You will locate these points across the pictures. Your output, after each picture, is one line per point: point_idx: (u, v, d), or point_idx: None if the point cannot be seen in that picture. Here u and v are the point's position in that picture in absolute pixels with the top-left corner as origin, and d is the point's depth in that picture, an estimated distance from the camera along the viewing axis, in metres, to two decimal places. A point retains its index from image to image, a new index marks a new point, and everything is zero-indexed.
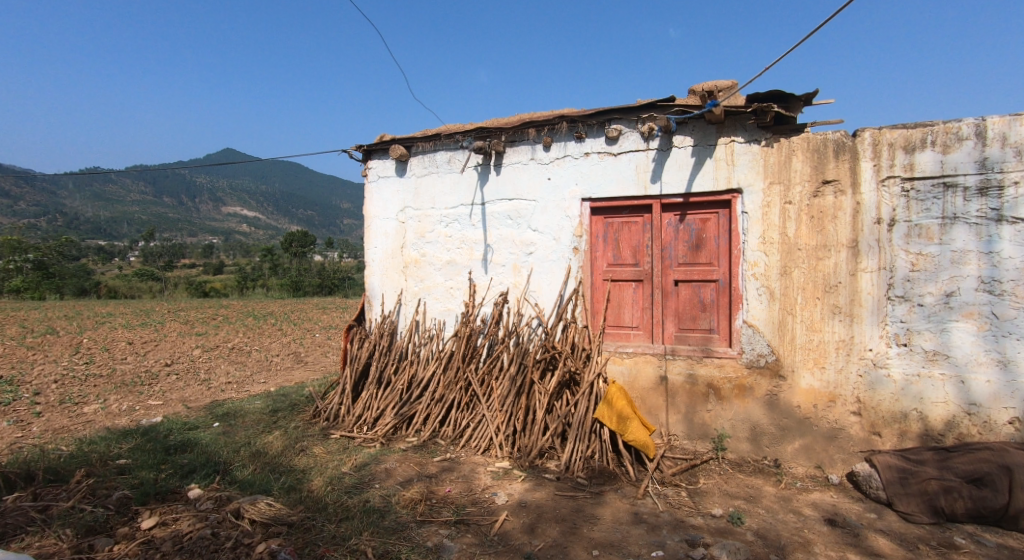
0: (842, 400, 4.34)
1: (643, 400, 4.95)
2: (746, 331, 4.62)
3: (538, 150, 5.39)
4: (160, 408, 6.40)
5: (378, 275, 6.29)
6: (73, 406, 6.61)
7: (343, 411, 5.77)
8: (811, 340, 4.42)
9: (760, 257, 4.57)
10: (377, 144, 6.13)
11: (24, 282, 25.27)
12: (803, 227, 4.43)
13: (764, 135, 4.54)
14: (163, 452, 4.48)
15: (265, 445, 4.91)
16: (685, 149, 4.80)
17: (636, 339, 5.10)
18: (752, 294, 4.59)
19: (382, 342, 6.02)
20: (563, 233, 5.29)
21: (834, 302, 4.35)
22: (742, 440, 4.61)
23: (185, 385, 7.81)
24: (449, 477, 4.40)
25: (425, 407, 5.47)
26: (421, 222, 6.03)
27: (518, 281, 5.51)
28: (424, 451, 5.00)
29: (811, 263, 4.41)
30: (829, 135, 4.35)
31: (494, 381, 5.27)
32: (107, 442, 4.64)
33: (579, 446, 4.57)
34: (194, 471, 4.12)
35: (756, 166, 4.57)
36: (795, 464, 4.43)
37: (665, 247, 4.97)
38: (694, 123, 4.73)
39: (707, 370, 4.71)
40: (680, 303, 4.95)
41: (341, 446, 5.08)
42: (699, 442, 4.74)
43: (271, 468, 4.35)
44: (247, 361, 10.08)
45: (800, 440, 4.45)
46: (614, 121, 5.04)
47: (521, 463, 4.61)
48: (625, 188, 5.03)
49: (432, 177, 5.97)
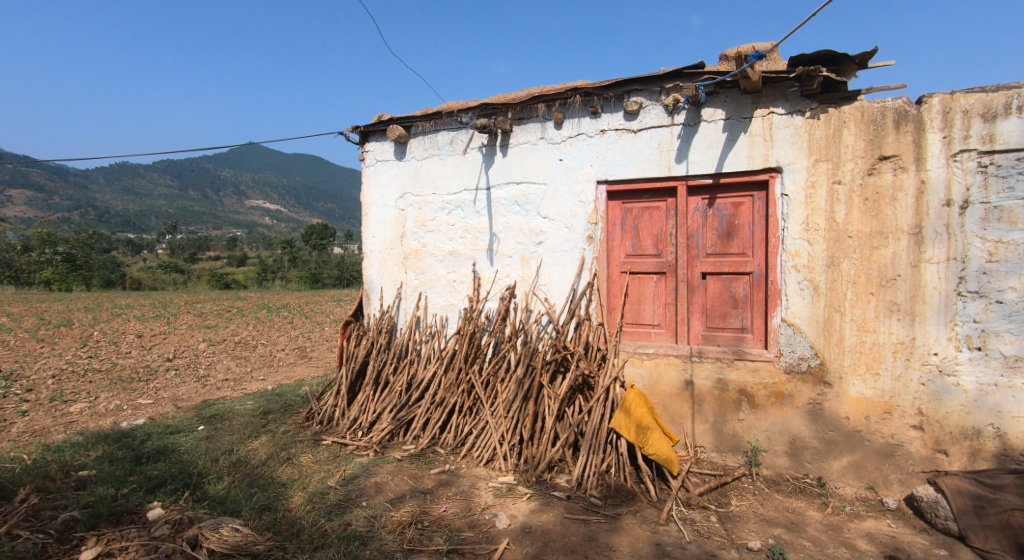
0: (900, 412, 3.73)
1: (666, 408, 4.40)
2: (785, 331, 4.04)
3: (548, 129, 4.84)
4: (148, 408, 6.03)
5: (377, 267, 5.81)
6: (62, 405, 6.28)
7: (338, 414, 5.31)
8: (862, 343, 3.82)
9: (803, 246, 3.97)
10: (374, 124, 5.63)
11: (54, 274, 25.50)
12: (855, 211, 3.82)
13: (809, 105, 3.93)
14: (132, 462, 4.07)
15: (247, 453, 4.47)
16: (716, 123, 4.21)
17: (657, 339, 4.54)
18: (792, 288, 4.01)
19: (380, 339, 5.55)
20: (576, 221, 4.74)
21: (891, 299, 3.74)
22: (779, 454, 4.04)
23: (182, 382, 7.45)
24: (446, 493, 3.92)
25: (424, 411, 4.99)
26: (421, 209, 5.53)
27: (526, 273, 4.98)
28: (421, 461, 4.52)
29: (864, 254, 3.80)
30: (887, 103, 3.72)
31: (500, 383, 4.76)
32: (76, 449, 4.25)
33: (593, 459, 4.03)
34: (162, 486, 3.70)
35: (799, 141, 3.97)
36: (842, 484, 3.85)
37: (692, 235, 4.40)
38: (727, 93, 4.15)
39: (740, 375, 4.15)
40: (707, 299, 4.38)
41: (331, 455, 4.62)
42: (729, 455, 4.19)
43: (249, 482, 3.91)
44: (250, 356, 9.75)
45: (848, 456, 3.86)
46: (633, 93, 4.46)
47: (527, 477, 4.09)
48: (645, 169, 4.46)
49: (433, 160, 5.46)
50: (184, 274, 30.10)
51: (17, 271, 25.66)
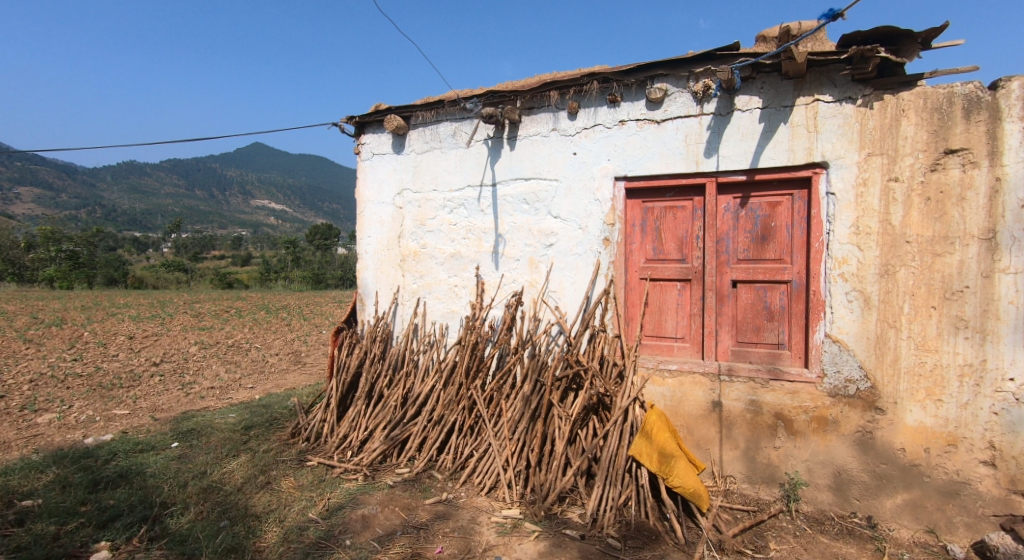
0: (967, 444, 3.25)
1: (690, 432, 3.91)
2: (829, 348, 3.56)
3: (561, 119, 4.37)
4: (121, 421, 5.54)
5: (372, 269, 5.32)
6: (29, 414, 5.79)
7: (326, 431, 4.83)
8: (921, 365, 3.34)
9: (851, 252, 3.49)
10: (370, 114, 5.17)
11: (54, 271, 25.13)
12: (914, 212, 3.34)
13: (861, 91, 3.45)
14: (85, 489, 3.57)
15: (221, 477, 3.95)
16: (751, 112, 3.73)
17: (681, 353, 4.05)
18: (838, 300, 3.53)
19: (374, 348, 5.06)
20: (591, 221, 4.26)
21: (956, 314, 3.26)
22: (822, 488, 3.56)
23: (164, 390, 6.98)
24: (442, 529, 3.43)
25: (421, 430, 4.50)
26: (421, 207, 5.06)
27: (535, 279, 4.51)
28: (415, 488, 4.03)
29: (925, 261, 3.32)
30: (955, 88, 3.25)
31: (504, 401, 4.26)
32: (25, 472, 3.77)
33: (610, 492, 3.54)
34: (116, 519, 3.23)
35: (848, 132, 3.49)
36: (896, 525, 3.37)
37: (721, 238, 3.91)
38: (764, 78, 3.68)
39: (776, 397, 3.66)
40: (738, 310, 3.89)
41: (315, 478, 4.12)
42: (763, 488, 3.70)
43: (218, 513, 3.43)
44: (241, 362, 9.26)
45: (903, 493, 3.38)
46: (657, 79, 3.98)
47: (534, 511, 3.58)
48: (669, 164, 3.98)
49: (434, 154, 4.99)
50: (186, 273, 29.57)
51: (21, 268, 25.43)
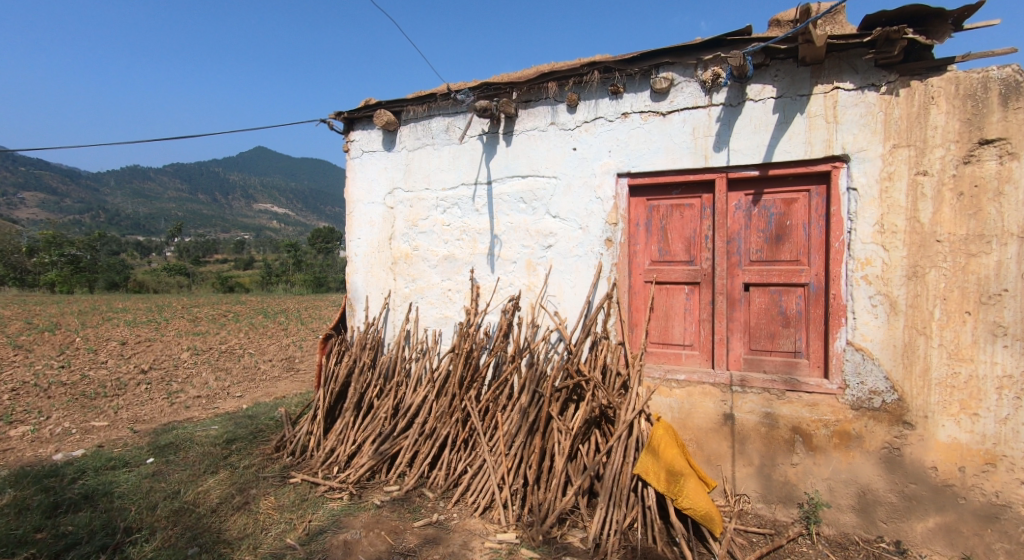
0: (1008, 464, 2.96)
1: (700, 447, 3.62)
2: (852, 357, 3.27)
3: (560, 112, 4.10)
4: (99, 434, 5.27)
5: (362, 272, 5.05)
6: (3, 427, 5.53)
7: (312, 444, 4.54)
8: (954, 376, 3.05)
9: (876, 253, 3.20)
10: (360, 110, 4.91)
11: (52, 275, 24.97)
12: (945, 209, 3.06)
13: (885, 77, 3.17)
14: (43, 514, 3.31)
15: (195, 497, 3.67)
16: (764, 102, 3.45)
17: (689, 362, 3.76)
18: (862, 305, 3.24)
19: (363, 357, 4.78)
20: (592, 220, 3.98)
21: (993, 319, 2.98)
22: (845, 509, 3.26)
23: (148, 399, 6.71)
24: (431, 556, 3.15)
25: (412, 444, 4.21)
26: (413, 207, 4.79)
27: (532, 282, 4.23)
28: (404, 508, 3.74)
29: (958, 262, 3.03)
30: (991, 72, 2.97)
31: (500, 413, 3.98)
32: None
33: (614, 514, 3.25)
34: (71, 549, 2.97)
35: (872, 122, 3.21)
36: (928, 552, 3.08)
37: (732, 238, 3.63)
38: (779, 65, 3.40)
39: (793, 410, 3.37)
40: (751, 316, 3.61)
41: (297, 498, 3.84)
42: (781, 508, 3.41)
43: (187, 540, 3.17)
44: (233, 368, 8.98)
45: (936, 516, 3.09)
46: (662, 68, 3.71)
47: (531, 535, 3.29)
48: (676, 159, 3.69)
49: (426, 151, 4.73)
50: (186, 276, 29.41)
51: (20, 273, 25.25)
